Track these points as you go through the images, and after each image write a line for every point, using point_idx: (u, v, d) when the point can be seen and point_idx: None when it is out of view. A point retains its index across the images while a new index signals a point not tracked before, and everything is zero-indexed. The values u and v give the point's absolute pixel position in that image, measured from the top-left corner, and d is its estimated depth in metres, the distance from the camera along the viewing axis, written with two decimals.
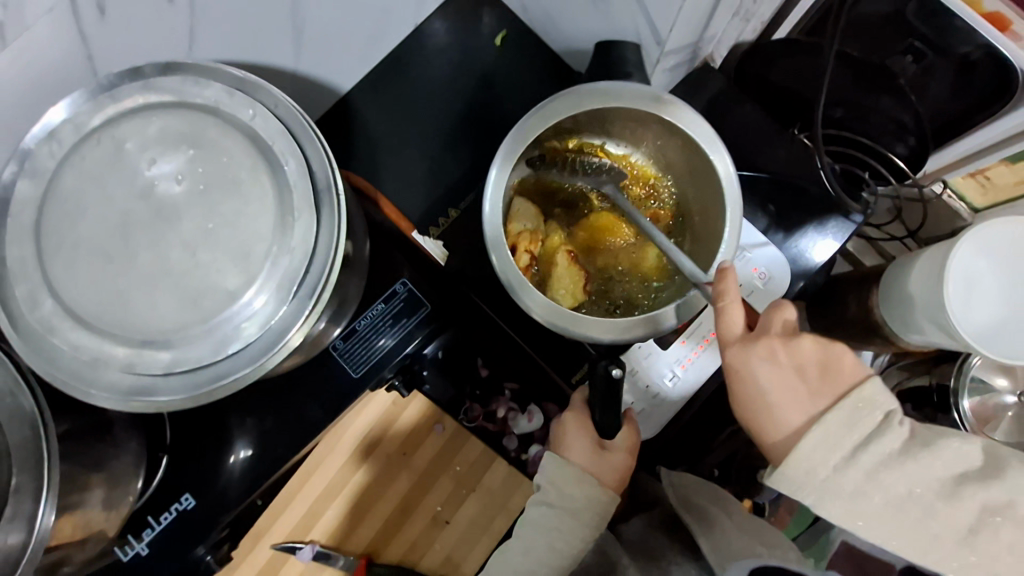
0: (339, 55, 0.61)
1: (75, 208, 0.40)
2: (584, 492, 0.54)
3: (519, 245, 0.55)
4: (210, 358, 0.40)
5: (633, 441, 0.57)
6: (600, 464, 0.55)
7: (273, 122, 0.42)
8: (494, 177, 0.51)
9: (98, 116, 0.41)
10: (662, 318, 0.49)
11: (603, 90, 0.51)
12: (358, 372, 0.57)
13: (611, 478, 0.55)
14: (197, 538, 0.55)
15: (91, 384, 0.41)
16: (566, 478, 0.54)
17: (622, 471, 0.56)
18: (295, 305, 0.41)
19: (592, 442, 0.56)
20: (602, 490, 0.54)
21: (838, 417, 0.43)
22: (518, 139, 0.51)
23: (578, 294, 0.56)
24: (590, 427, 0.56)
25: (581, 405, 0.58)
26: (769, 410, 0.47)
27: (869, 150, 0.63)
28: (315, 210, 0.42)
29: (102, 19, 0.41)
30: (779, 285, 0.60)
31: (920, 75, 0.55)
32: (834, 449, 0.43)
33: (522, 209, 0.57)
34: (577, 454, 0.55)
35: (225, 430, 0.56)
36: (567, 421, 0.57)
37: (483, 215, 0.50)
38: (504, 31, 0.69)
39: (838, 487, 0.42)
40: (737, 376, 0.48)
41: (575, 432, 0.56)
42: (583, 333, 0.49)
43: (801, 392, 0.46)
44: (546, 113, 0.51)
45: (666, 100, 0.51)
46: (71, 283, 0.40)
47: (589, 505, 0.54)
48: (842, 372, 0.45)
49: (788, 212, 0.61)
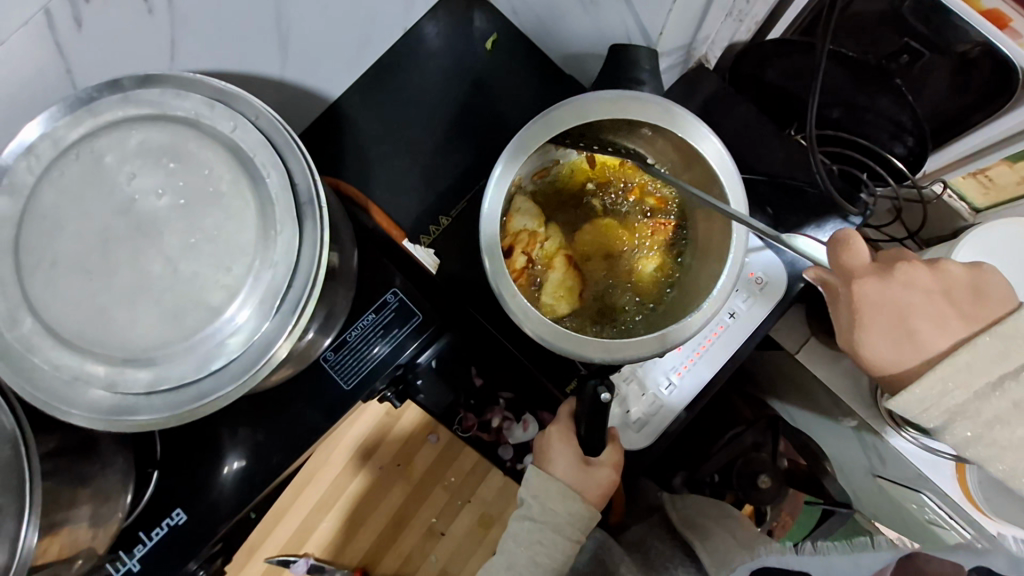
0: (328, 61, 0.61)
1: (54, 223, 0.40)
2: (567, 509, 0.54)
3: (517, 245, 0.54)
4: (193, 376, 0.39)
5: (619, 456, 0.57)
6: (584, 481, 0.55)
7: (254, 134, 0.41)
8: (495, 177, 0.50)
9: (77, 130, 0.40)
10: (668, 335, 0.48)
11: (616, 99, 0.49)
12: (349, 383, 0.56)
13: (595, 492, 0.56)
14: (188, 553, 0.54)
15: (72, 403, 0.40)
16: (550, 492, 0.54)
17: (606, 486, 0.56)
18: (277, 322, 0.40)
19: (576, 459, 0.55)
20: (585, 506, 0.55)
21: (990, 344, 0.45)
22: (522, 143, 0.50)
23: (572, 300, 0.55)
24: (574, 444, 0.55)
25: (567, 418, 0.57)
26: (897, 335, 0.47)
27: (866, 151, 0.62)
28: (297, 224, 0.41)
29: (79, 32, 0.40)
30: (776, 289, 0.59)
31: (918, 74, 0.54)
32: (977, 376, 0.46)
33: (524, 207, 0.55)
34: (561, 470, 0.55)
35: (216, 443, 0.55)
36: (552, 437, 0.56)
37: (482, 214, 0.50)
38: (495, 34, 0.68)
39: (970, 412, 0.47)
40: (862, 316, 0.48)
41: (559, 449, 0.55)
42: (568, 348, 0.47)
43: (958, 313, 0.47)
44: (552, 119, 0.50)
45: (661, 106, 0.50)
46: (52, 301, 0.39)
47: (570, 520, 0.54)
48: (989, 287, 0.47)
49: (786, 214, 0.60)
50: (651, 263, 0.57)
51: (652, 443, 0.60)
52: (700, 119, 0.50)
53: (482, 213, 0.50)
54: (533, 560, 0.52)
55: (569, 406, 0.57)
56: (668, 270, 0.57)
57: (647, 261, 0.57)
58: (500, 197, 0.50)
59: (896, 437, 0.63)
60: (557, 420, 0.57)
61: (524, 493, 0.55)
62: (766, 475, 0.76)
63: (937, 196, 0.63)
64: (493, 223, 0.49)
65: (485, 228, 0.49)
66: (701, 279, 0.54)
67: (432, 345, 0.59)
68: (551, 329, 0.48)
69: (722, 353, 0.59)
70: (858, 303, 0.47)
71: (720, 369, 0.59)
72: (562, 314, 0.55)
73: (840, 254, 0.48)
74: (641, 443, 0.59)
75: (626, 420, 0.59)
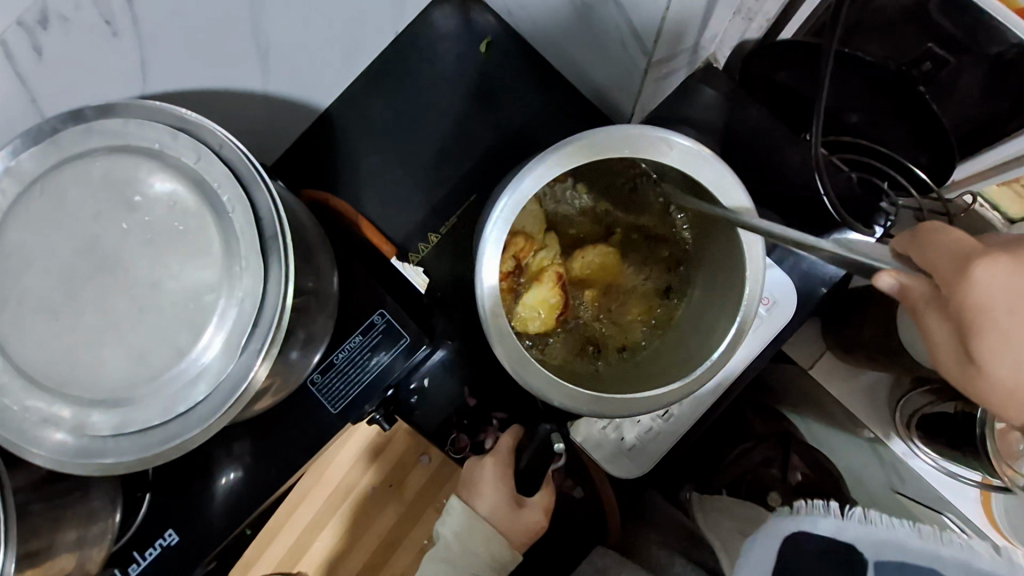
0: (313, 73, 0.58)
1: (21, 260, 0.39)
2: (488, 548, 0.58)
3: (511, 248, 0.50)
4: (160, 419, 0.39)
5: (549, 501, 0.61)
6: (510, 521, 0.58)
7: (218, 166, 0.39)
8: (503, 205, 0.43)
9: (42, 164, 0.40)
10: (633, 404, 0.42)
11: (663, 141, 0.43)
12: (336, 407, 0.54)
13: (519, 535, 0.59)
14: (180, 572, 0.52)
15: (39, 445, 0.39)
16: (474, 532, 0.57)
17: (531, 530, 0.59)
18: (243, 362, 0.38)
19: (508, 501, 0.58)
20: (507, 547, 0.58)
21: None
22: (550, 159, 0.42)
23: (550, 319, 0.51)
24: (510, 483, 0.59)
25: (506, 452, 0.60)
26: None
27: (888, 160, 0.58)
28: (262, 262, 0.39)
29: (39, 60, 0.39)
30: (783, 312, 0.55)
31: (943, 82, 0.51)
32: None
33: (529, 210, 0.51)
34: (487, 508, 0.57)
35: (209, 459, 0.53)
36: (488, 470, 0.58)
37: (482, 239, 0.43)
38: (490, 37, 0.65)
39: None
40: (978, 318, 0.28)
41: (494, 485, 0.58)
42: (547, 395, 0.41)
43: None
44: (594, 141, 0.42)
45: (674, 140, 0.43)
46: (21, 341, 0.39)
47: (492, 560, 0.58)
48: None
49: (804, 223, 0.56)
50: (638, 307, 0.54)
51: (646, 472, 0.57)
52: (708, 153, 0.43)
53: (482, 239, 0.43)
54: (467, 571, 0.56)
55: (510, 440, 0.61)
56: (659, 317, 0.54)
57: (636, 305, 0.54)
58: (506, 221, 0.43)
59: (914, 458, 0.62)
60: (497, 453, 0.60)
61: (444, 528, 0.57)
62: (775, 493, 0.70)
63: (966, 207, 0.57)
64: (492, 254, 0.43)
65: (484, 254, 0.42)
66: (686, 341, 0.49)
67: (432, 356, 0.60)
68: (531, 369, 0.42)
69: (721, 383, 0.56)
70: (981, 307, 0.28)
71: (717, 398, 0.56)
72: (536, 333, 0.51)
73: (919, 243, 0.31)
74: (633, 473, 0.57)
75: (621, 447, 0.56)
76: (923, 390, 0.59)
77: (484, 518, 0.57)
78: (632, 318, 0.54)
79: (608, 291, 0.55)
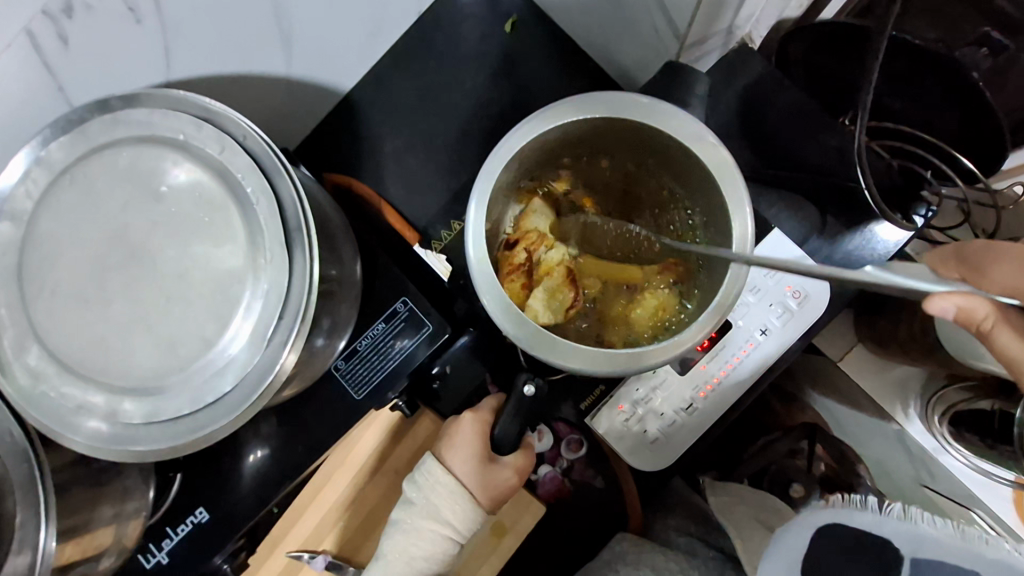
0: (337, 56, 0.57)
1: (53, 250, 0.40)
2: (452, 506, 0.55)
3: (520, 241, 0.51)
4: (189, 409, 0.39)
5: (524, 463, 0.58)
6: (484, 480, 0.56)
7: (242, 156, 0.39)
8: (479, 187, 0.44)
9: (68, 153, 0.40)
10: (617, 360, 0.42)
11: (651, 106, 0.44)
12: (359, 393, 0.54)
13: (489, 494, 0.57)
14: (213, 547, 0.53)
15: (73, 431, 0.40)
16: (441, 486, 0.55)
17: (502, 489, 0.57)
18: (270, 353, 0.39)
19: (480, 460, 0.55)
20: (471, 503, 0.55)
21: None
22: (532, 123, 0.45)
23: (556, 313, 0.49)
24: (485, 441, 0.56)
25: (488, 409, 0.57)
26: None
27: (931, 149, 0.57)
28: (286, 253, 0.39)
29: (66, 48, 0.39)
30: (815, 306, 0.54)
31: (996, 70, 0.56)
32: None
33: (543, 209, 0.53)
34: (457, 463, 0.55)
35: (238, 438, 0.54)
36: (466, 424, 0.56)
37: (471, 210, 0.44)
38: (515, 16, 0.63)
39: None
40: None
41: (468, 440, 0.55)
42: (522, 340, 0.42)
43: None
44: (583, 103, 0.45)
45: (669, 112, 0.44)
46: (54, 328, 0.40)
47: (456, 515, 0.55)
48: None
49: (837, 212, 0.54)
50: (653, 301, 0.50)
51: (669, 466, 0.57)
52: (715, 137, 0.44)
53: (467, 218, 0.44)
54: (424, 521, 0.55)
55: (494, 401, 0.58)
56: (673, 317, 0.49)
57: (651, 300, 0.50)
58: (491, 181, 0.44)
59: (945, 454, 0.59)
60: (478, 409, 0.57)
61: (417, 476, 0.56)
62: (798, 483, 0.68)
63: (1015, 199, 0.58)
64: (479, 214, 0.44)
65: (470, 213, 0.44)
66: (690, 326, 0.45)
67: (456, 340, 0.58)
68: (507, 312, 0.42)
69: (749, 373, 0.55)
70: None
71: (741, 392, 0.55)
72: (544, 324, 0.49)
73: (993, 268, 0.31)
74: (656, 466, 0.56)
75: (642, 440, 0.56)
76: (959, 386, 0.59)
77: (454, 475, 0.55)
78: (643, 316, 0.50)
79: (620, 292, 0.52)
